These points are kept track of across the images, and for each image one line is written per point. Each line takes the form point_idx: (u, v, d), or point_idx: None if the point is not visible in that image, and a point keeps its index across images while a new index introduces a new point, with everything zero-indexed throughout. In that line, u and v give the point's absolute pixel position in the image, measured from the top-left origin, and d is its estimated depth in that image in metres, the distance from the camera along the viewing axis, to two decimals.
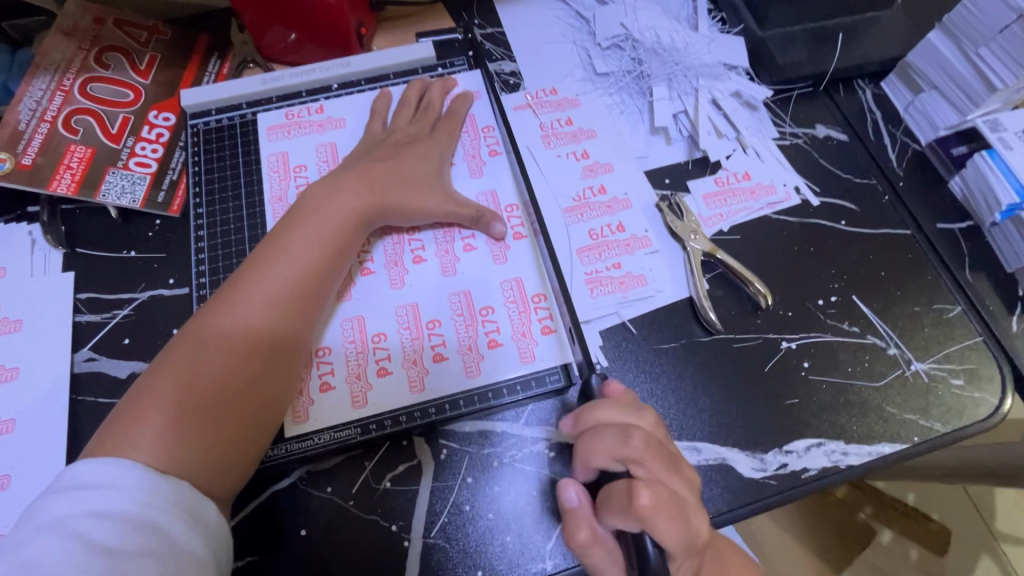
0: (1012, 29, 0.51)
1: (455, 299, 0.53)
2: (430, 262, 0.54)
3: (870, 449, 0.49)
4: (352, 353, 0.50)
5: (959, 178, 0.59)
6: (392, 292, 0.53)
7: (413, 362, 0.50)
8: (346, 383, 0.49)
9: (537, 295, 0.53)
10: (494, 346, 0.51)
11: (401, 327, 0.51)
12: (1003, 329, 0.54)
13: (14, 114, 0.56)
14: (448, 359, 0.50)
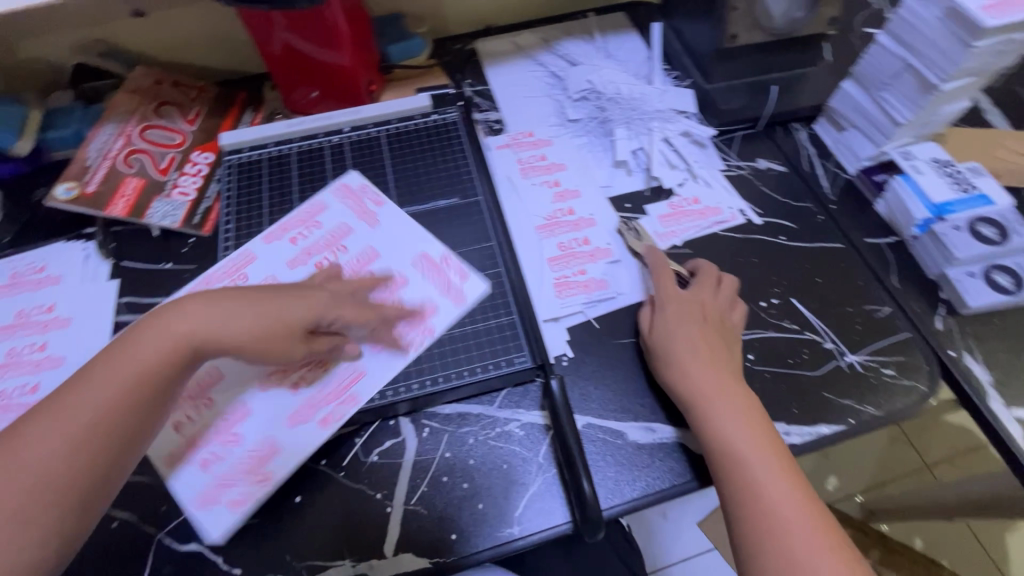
0: (903, 76, 0.62)
1: (326, 416, 0.54)
2: (329, 382, 0.55)
3: (810, 429, 0.54)
4: (230, 428, 0.53)
5: (882, 200, 0.67)
6: (296, 399, 0.54)
7: (216, 489, 0.51)
8: (295, 407, 0.54)
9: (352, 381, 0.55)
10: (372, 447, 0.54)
11: (270, 449, 0.52)
12: (929, 327, 0.60)
13: (85, 153, 0.68)
14: (255, 479, 0.51)
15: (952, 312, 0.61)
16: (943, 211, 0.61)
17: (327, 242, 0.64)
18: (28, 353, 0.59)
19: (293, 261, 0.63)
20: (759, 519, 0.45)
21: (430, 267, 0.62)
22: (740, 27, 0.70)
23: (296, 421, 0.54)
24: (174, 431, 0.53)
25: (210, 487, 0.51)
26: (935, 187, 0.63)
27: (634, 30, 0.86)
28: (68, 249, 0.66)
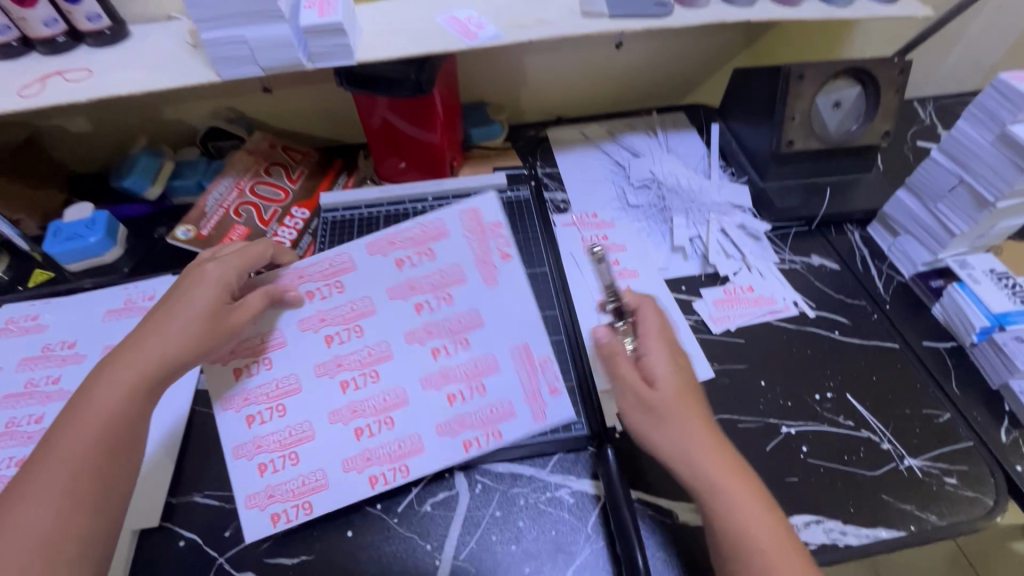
0: (958, 190, 0.65)
1: (377, 477, 0.55)
2: (389, 442, 0.56)
3: (868, 531, 0.53)
4: (289, 442, 0.57)
5: (939, 305, 0.68)
6: (354, 441, 0.57)
7: (265, 497, 0.54)
8: (357, 452, 0.56)
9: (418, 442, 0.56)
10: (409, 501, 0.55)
11: (315, 480, 0.55)
12: (993, 438, 0.59)
13: (204, 201, 0.79)
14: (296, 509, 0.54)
15: (1016, 425, 0.60)
16: (1003, 320, 0.62)
17: (435, 285, 0.65)
18: None
19: (396, 294, 0.64)
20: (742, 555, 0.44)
21: (525, 361, 0.60)
22: (797, 134, 0.77)
23: (352, 465, 0.56)
24: (246, 423, 0.58)
25: (259, 490, 0.55)
26: (994, 297, 0.64)
27: (694, 129, 0.93)
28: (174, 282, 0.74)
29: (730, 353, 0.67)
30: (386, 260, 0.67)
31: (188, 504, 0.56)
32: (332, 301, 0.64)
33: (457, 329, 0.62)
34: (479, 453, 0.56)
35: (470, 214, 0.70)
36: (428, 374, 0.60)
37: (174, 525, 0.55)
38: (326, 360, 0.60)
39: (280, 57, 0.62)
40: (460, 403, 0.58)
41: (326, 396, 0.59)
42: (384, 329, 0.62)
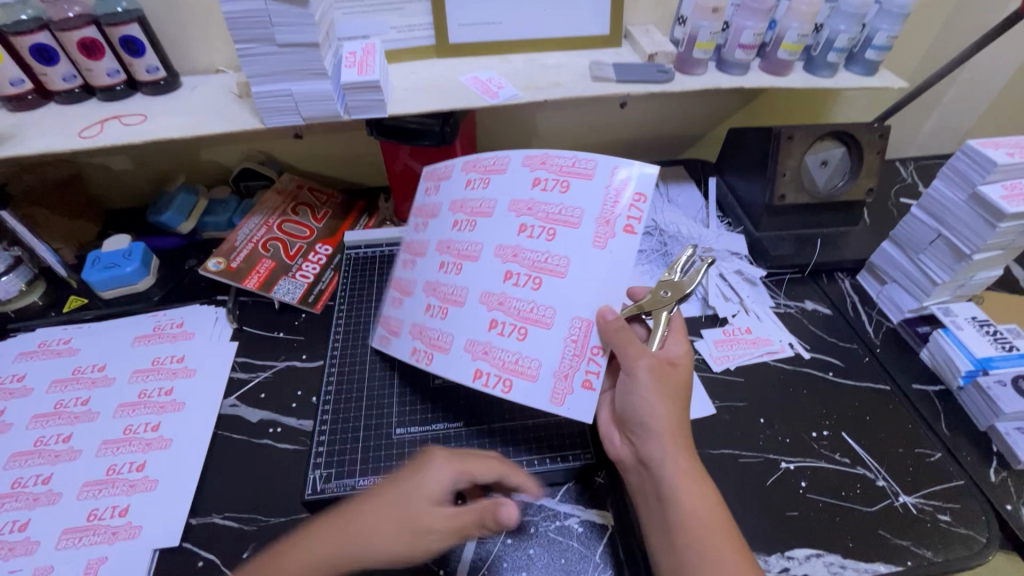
0: (938, 243, 0.71)
1: (416, 352, 0.62)
2: (440, 330, 0.61)
3: (866, 566, 0.55)
4: (404, 282, 0.67)
5: (926, 350, 0.72)
6: (421, 313, 0.63)
7: (383, 322, 0.68)
8: (416, 329, 0.63)
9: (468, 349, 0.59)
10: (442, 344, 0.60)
11: (389, 327, 0.67)
12: (983, 478, 0.62)
13: (235, 236, 0.83)
14: (396, 302, 0.67)
15: (1006, 466, 0.63)
16: (986, 364, 0.66)
17: (534, 263, 0.58)
18: (156, 396, 0.68)
19: (518, 210, 0.60)
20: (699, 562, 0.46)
21: (574, 349, 0.56)
22: (789, 189, 0.83)
23: (412, 336, 0.64)
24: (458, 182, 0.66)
25: (386, 300, 0.69)
26: (977, 343, 0.68)
27: (693, 181, 1.00)
28: (201, 311, 0.78)
29: (730, 390, 0.70)
30: (531, 172, 0.61)
31: (207, 524, 0.58)
32: (463, 191, 0.65)
33: (535, 274, 0.57)
34: (482, 388, 0.57)
35: (619, 177, 0.58)
36: (490, 291, 0.59)
37: (194, 546, 0.57)
38: (446, 239, 0.64)
39: (319, 109, 0.69)
40: (499, 337, 0.57)
41: (428, 266, 0.65)
42: (485, 235, 0.61)
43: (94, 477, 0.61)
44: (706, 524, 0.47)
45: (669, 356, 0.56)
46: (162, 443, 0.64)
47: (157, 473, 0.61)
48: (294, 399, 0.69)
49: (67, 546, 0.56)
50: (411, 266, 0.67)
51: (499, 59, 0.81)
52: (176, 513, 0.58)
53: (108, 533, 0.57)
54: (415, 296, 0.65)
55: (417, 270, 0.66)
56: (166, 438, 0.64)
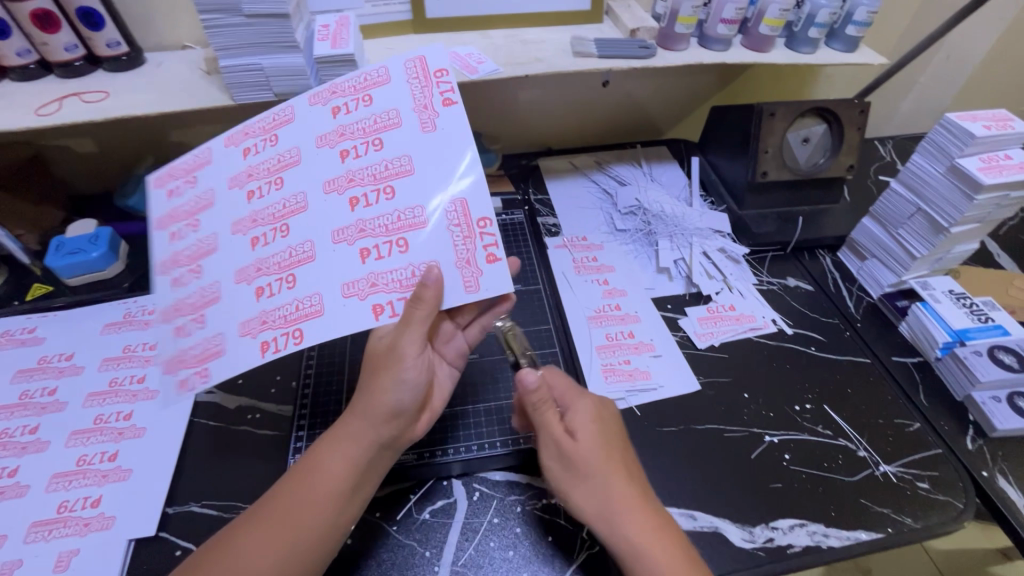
0: (917, 217, 0.72)
1: (273, 342, 0.53)
2: (289, 302, 0.53)
3: (848, 534, 0.56)
4: (201, 300, 0.56)
5: (905, 323, 0.73)
6: (259, 301, 0.54)
7: (177, 330, 0.56)
8: (278, 281, 0.54)
9: (311, 306, 0.53)
10: (293, 317, 0.53)
11: (213, 344, 0.54)
12: (960, 446, 0.63)
13: None
14: (188, 327, 0.55)
15: (982, 434, 0.64)
16: (963, 336, 0.67)
17: (376, 175, 0.56)
18: (128, 384, 0.66)
19: (322, 143, 0.58)
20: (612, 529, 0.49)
21: (460, 231, 0.54)
22: (771, 166, 0.83)
23: (246, 330, 0.54)
24: (169, 196, 0.60)
25: (167, 329, 0.56)
26: (954, 316, 0.69)
27: (675, 161, 1.00)
28: None
29: (715, 366, 0.70)
30: (322, 108, 0.59)
31: (185, 513, 0.56)
32: (236, 163, 0.60)
33: (387, 175, 0.55)
34: (391, 319, 0.52)
35: (415, 62, 0.59)
36: (342, 227, 0.55)
37: (171, 535, 0.55)
38: (244, 216, 0.57)
39: (293, 84, 0.67)
40: (376, 263, 0.54)
41: (235, 253, 0.56)
42: (303, 182, 0.57)
43: (63, 468, 0.58)
44: (621, 501, 0.49)
45: (567, 426, 0.52)
46: (136, 432, 0.62)
47: (130, 462, 0.59)
48: (274, 385, 0.67)
49: (36, 540, 0.54)
50: (199, 285, 0.57)
51: (478, 35, 0.79)
52: (152, 502, 0.57)
53: (79, 525, 0.55)
54: (233, 286, 0.55)
55: (211, 268, 0.57)
56: (140, 427, 0.62)
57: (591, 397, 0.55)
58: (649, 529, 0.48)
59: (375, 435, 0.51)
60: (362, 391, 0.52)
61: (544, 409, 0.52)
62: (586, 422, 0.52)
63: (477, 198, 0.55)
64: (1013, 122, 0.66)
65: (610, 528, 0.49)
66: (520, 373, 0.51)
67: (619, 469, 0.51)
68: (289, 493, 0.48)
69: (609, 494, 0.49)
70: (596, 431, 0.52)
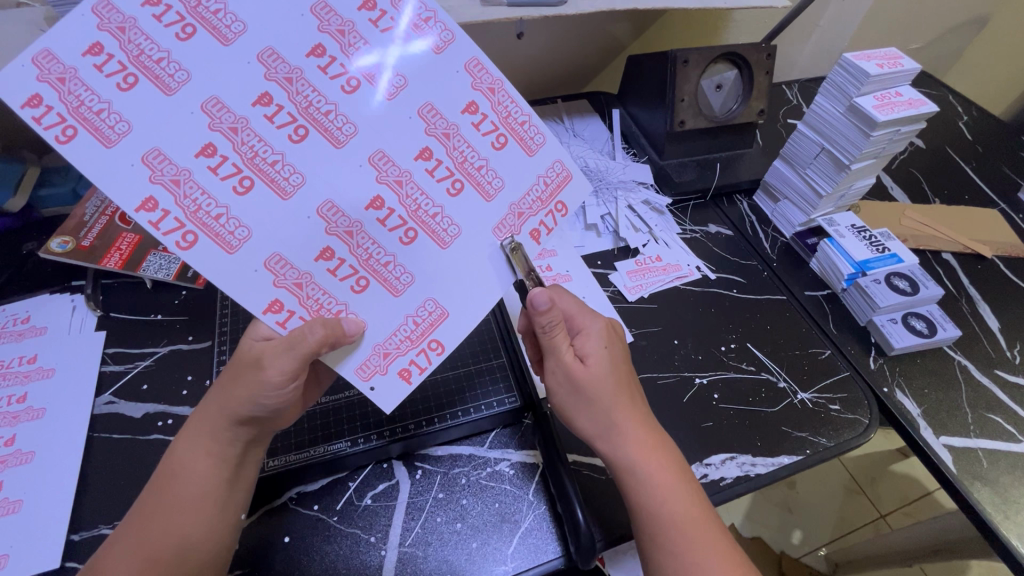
0: (822, 156, 0.75)
1: (159, 215, 0.38)
2: (215, 203, 0.39)
3: (773, 460, 0.59)
4: (148, 58, 0.36)
5: (815, 259, 0.78)
6: (192, 156, 0.38)
7: (59, 79, 0.35)
8: (229, 165, 0.39)
9: (237, 225, 0.40)
10: (215, 220, 0.39)
11: (108, 125, 0.36)
12: (864, 367, 0.69)
13: (82, 209, 0.70)
14: (114, 80, 0.36)
15: (882, 354, 0.70)
16: (864, 266, 0.72)
17: (418, 209, 0.45)
18: (7, 406, 0.58)
19: (430, 124, 0.43)
20: (604, 437, 0.50)
21: (410, 333, 0.47)
22: (688, 114, 0.83)
23: (150, 167, 0.37)
24: None
25: (65, 63, 0.35)
26: (856, 249, 0.74)
27: (596, 114, 0.98)
28: (53, 302, 0.66)
29: (644, 317, 0.71)
30: (469, 90, 0.44)
31: (94, 538, 0.51)
32: (378, 41, 0.41)
33: (418, 204, 0.45)
34: (273, 324, 0.43)
35: (558, 174, 0.49)
36: (336, 211, 0.42)
37: (80, 564, 0.49)
38: (287, 62, 0.39)
39: None
40: (325, 274, 0.44)
41: (223, 83, 0.38)
42: (384, 138, 0.42)
43: None
44: (617, 421, 0.49)
45: (577, 351, 0.51)
46: (24, 458, 0.55)
47: (22, 492, 0.53)
48: (184, 385, 0.61)
49: None
50: (155, 50, 0.36)
51: None
52: (55, 529, 0.51)
53: None
54: (185, 107, 0.37)
55: (183, 51, 0.37)
56: (29, 451, 0.55)
57: (603, 321, 0.53)
58: (649, 453, 0.49)
59: (245, 424, 0.45)
60: (215, 393, 0.46)
61: (555, 332, 0.50)
62: (597, 348, 0.51)
63: (457, 322, 0.47)
64: (901, 59, 0.70)
65: (610, 447, 0.49)
66: (531, 293, 0.48)
67: (624, 397, 0.50)
68: (166, 493, 0.44)
69: (614, 417, 0.49)
70: (606, 356, 0.51)
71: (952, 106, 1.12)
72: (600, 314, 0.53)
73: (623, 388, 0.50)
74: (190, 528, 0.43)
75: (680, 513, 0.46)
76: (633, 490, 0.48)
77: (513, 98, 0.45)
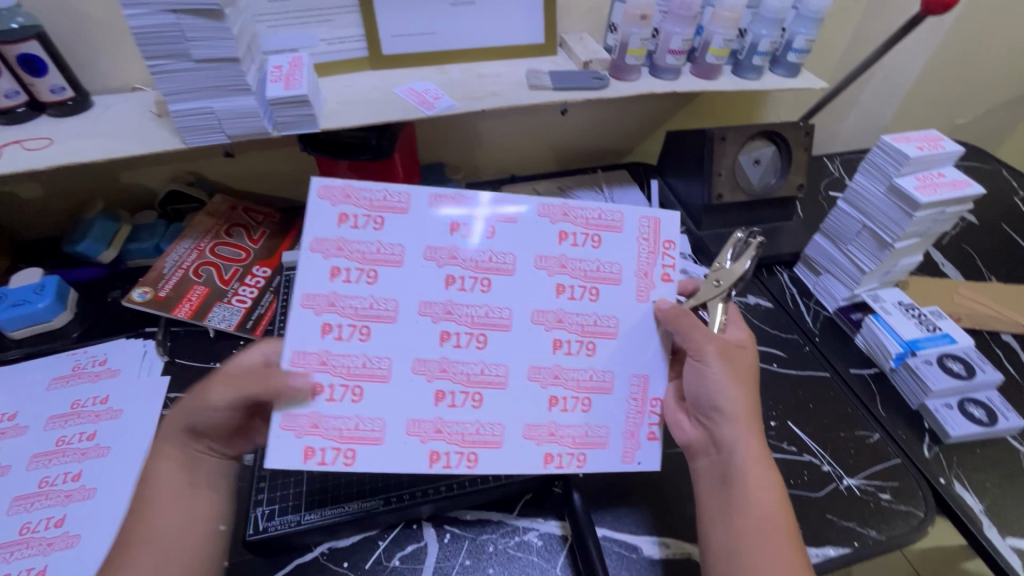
0: (863, 234, 0.75)
1: (443, 459, 0.51)
2: (470, 422, 0.52)
3: (817, 551, 0.56)
4: (355, 369, 0.51)
5: (861, 336, 0.76)
6: (434, 408, 0.52)
7: (311, 426, 0.50)
8: (465, 389, 0.52)
9: (491, 423, 0.52)
10: (484, 431, 0.52)
11: (371, 429, 0.51)
12: (917, 454, 0.65)
13: (162, 262, 0.78)
14: (347, 398, 0.51)
15: (937, 441, 0.66)
16: (914, 346, 0.70)
17: (583, 327, 0.55)
18: (77, 442, 0.63)
19: (547, 267, 0.55)
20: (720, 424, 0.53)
21: (637, 407, 0.55)
22: (725, 188, 0.85)
23: (417, 434, 0.51)
24: (336, 220, 0.52)
25: (306, 414, 0.50)
26: (904, 327, 0.72)
27: (636, 184, 1.02)
28: (126, 345, 0.73)
29: None
30: (552, 225, 0.56)
31: None
32: (478, 245, 0.54)
33: (588, 334, 0.55)
34: (443, 471, 0.51)
35: (650, 225, 0.56)
36: (539, 364, 0.54)
37: None
38: (439, 303, 0.53)
39: (247, 127, 0.66)
40: (561, 414, 0.54)
41: (410, 326, 0.52)
42: (531, 300, 0.54)
43: (5, 538, 0.55)
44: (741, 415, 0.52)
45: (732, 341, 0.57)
46: (85, 493, 0.59)
47: (80, 527, 0.56)
48: None
49: None
50: (357, 361, 0.51)
51: (436, 70, 0.80)
52: None
53: None
54: (405, 378, 0.52)
55: (371, 347, 0.52)
56: (90, 487, 0.59)
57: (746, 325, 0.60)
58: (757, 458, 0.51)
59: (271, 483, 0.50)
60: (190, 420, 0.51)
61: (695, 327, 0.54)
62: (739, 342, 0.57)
63: (658, 378, 0.56)
64: (943, 142, 0.70)
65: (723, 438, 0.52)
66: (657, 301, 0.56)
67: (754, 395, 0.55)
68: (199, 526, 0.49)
69: (728, 408, 0.53)
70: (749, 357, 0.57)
71: (1006, 182, 1.10)
72: (745, 327, 0.59)
73: (740, 382, 0.54)
74: (189, 550, 0.48)
75: (765, 509, 0.49)
76: (737, 481, 0.50)
77: (582, 207, 0.57)
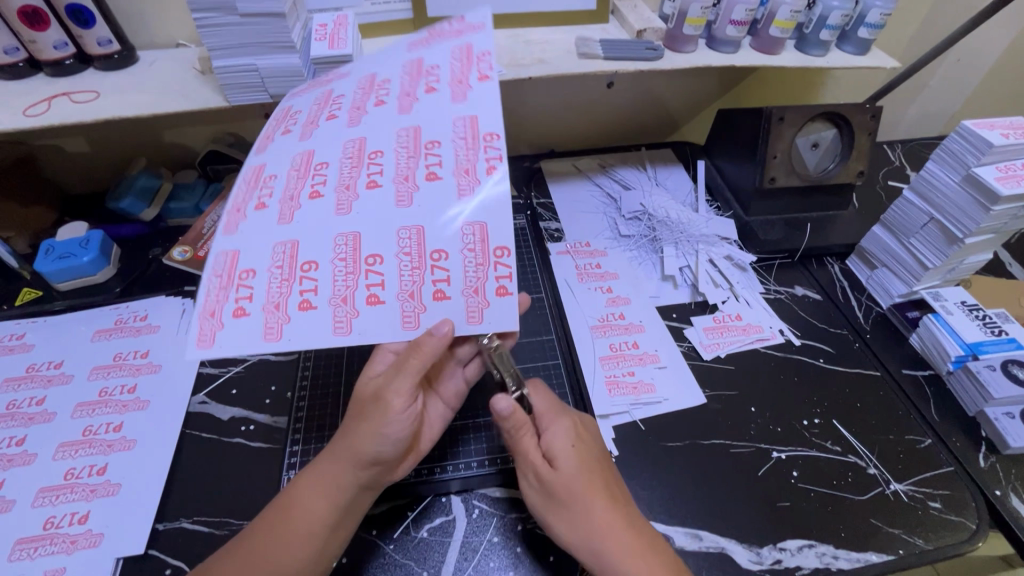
0: (930, 227, 0.70)
1: (503, 249, 0.49)
2: (455, 183, 0.50)
3: (859, 556, 0.54)
4: (365, 256, 0.49)
5: (917, 335, 0.72)
6: (427, 204, 0.49)
7: (412, 300, 0.48)
8: (413, 180, 0.50)
9: (432, 141, 0.52)
10: (433, 176, 0.50)
11: (470, 276, 0.49)
12: (972, 464, 0.61)
13: (202, 221, 0.79)
14: (397, 278, 0.48)
15: (994, 451, 0.63)
16: (976, 350, 0.66)
17: (428, 92, 0.54)
18: (118, 394, 0.64)
19: (292, 138, 0.55)
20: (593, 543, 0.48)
21: (460, 61, 0.55)
22: (779, 172, 0.81)
23: (468, 228, 0.49)
24: (235, 318, 0.47)
25: (409, 310, 0.48)
26: (966, 328, 0.68)
27: (681, 164, 0.98)
28: (167, 303, 0.74)
29: (719, 378, 0.68)
30: (295, 130, 0.56)
31: (175, 530, 0.55)
32: (311, 161, 0.53)
33: (427, 97, 0.54)
34: (511, 283, 0.48)
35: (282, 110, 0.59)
36: (425, 121, 0.53)
37: (159, 553, 0.53)
38: (335, 190, 0.51)
39: (290, 86, 0.64)
40: (454, 113, 0.52)
41: (336, 193, 0.50)
42: (385, 123, 0.53)
43: (50, 482, 0.57)
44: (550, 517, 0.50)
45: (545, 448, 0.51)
46: (126, 445, 0.60)
47: (121, 476, 0.58)
48: (268, 395, 0.65)
49: (21, 558, 0.52)
50: (342, 255, 0.49)
51: None
52: (142, 517, 0.55)
53: (66, 542, 0.53)
54: (400, 215, 0.49)
55: (351, 227, 0.49)
56: (131, 439, 0.60)
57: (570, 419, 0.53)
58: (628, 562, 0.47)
59: (355, 479, 0.49)
60: (342, 437, 0.50)
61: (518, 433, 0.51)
62: (566, 445, 0.50)
63: (379, 70, 0.58)
64: None
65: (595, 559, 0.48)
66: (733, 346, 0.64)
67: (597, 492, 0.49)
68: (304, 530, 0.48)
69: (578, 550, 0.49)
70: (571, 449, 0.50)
71: None
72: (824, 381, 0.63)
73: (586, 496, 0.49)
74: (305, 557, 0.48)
75: None
76: None
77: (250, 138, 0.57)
